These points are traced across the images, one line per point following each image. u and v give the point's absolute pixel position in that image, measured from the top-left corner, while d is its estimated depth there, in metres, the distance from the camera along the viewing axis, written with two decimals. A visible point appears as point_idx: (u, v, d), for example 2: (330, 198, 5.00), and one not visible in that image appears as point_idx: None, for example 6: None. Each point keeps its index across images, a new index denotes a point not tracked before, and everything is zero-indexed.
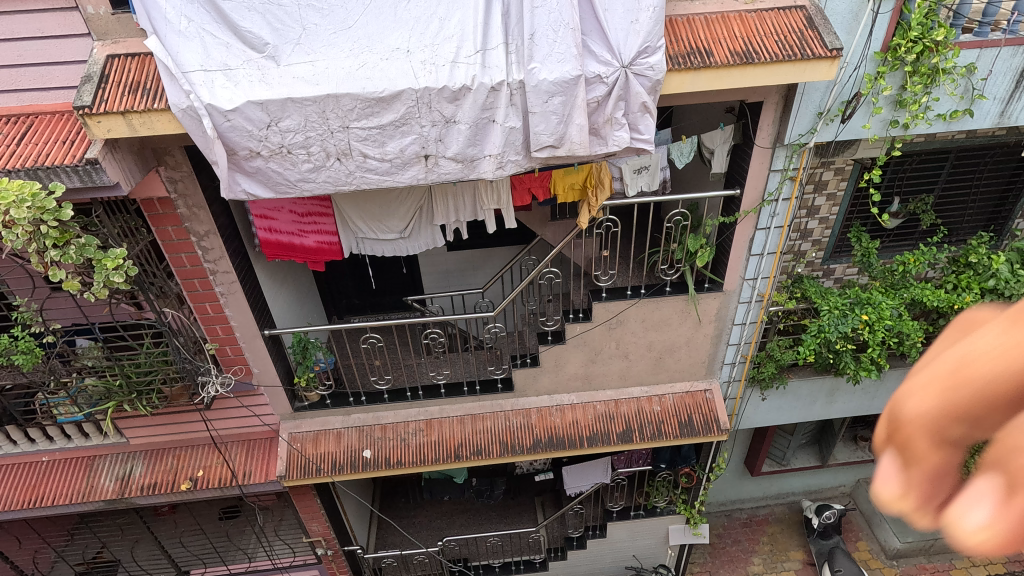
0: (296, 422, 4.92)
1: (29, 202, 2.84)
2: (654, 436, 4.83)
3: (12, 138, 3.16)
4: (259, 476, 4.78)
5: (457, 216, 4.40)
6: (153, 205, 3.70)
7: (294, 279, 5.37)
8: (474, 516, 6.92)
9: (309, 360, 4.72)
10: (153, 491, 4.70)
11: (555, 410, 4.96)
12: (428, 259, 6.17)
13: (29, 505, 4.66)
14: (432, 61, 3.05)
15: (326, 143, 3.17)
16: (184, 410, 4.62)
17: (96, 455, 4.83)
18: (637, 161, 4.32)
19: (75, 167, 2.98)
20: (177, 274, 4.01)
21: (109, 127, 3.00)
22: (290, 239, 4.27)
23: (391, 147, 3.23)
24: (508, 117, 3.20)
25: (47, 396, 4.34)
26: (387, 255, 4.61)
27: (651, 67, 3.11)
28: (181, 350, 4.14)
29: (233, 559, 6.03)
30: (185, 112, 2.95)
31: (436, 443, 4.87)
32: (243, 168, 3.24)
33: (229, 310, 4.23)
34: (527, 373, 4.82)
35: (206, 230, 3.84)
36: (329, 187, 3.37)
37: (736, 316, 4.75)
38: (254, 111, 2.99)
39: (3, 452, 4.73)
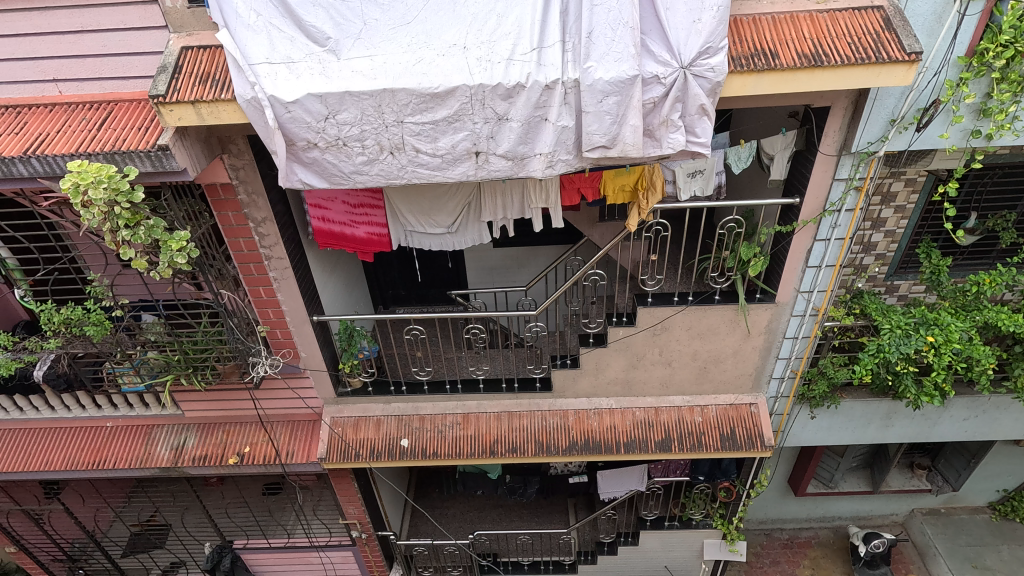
0: (338, 407, 5.06)
1: (105, 183, 3.00)
2: (693, 447, 4.71)
3: (93, 123, 3.37)
4: (300, 456, 4.95)
5: (505, 214, 4.40)
6: (216, 190, 3.87)
7: (345, 267, 5.52)
8: (506, 513, 6.93)
9: (353, 348, 4.83)
10: (204, 463, 4.96)
11: (594, 413, 4.90)
12: (475, 255, 6.22)
13: (93, 467, 4.99)
14: (488, 58, 3.05)
15: (381, 136, 3.23)
16: (234, 388, 4.81)
17: (154, 424, 5.12)
18: (691, 165, 4.20)
19: (148, 152, 3.15)
20: (235, 257, 4.19)
21: (180, 115, 3.16)
22: (342, 229, 4.39)
23: (443, 142, 3.26)
24: (561, 116, 3.17)
25: (113, 366, 4.61)
26: (434, 249, 4.66)
27: (711, 68, 3.01)
28: (235, 331, 4.32)
29: (274, 534, 6.27)
30: (250, 102, 3.07)
31: (472, 438, 4.91)
32: (301, 159, 3.35)
33: (282, 295, 4.39)
34: (566, 375, 4.79)
35: (264, 216, 4.00)
36: (381, 181, 3.44)
37: (788, 330, 4.56)
38: (313, 103, 3.08)
39: (73, 415, 5.07)
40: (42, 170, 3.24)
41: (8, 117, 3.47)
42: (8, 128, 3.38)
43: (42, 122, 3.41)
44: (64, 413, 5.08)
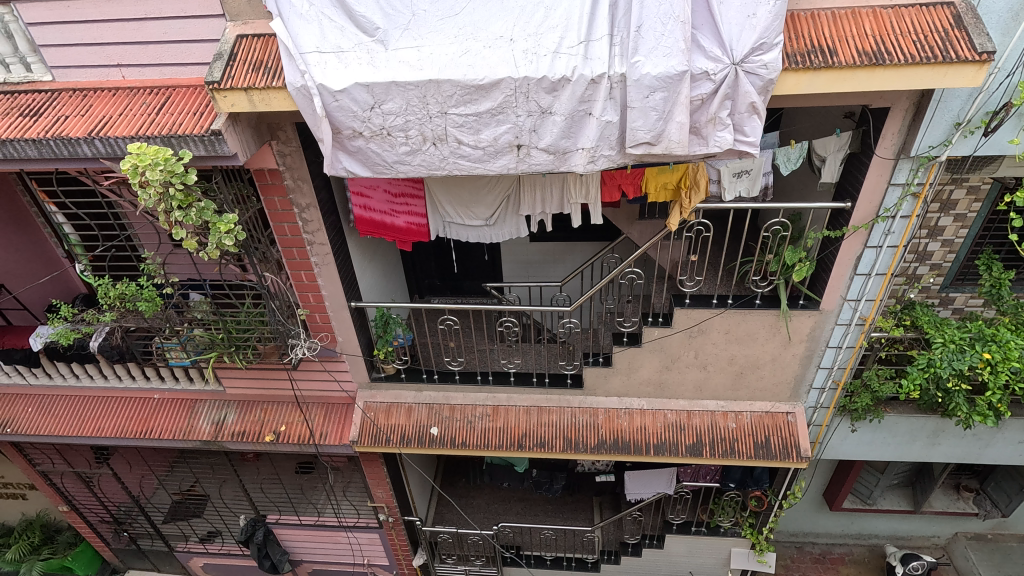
0: (372, 392, 5.16)
1: (162, 165, 3.12)
2: (725, 453, 4.61)
3: (153, 107, 3.51)
4: (334, 438, 5.09)
5: (544, 208, 4.38)
6: (264, 175, 3.98)
7: (383, 256, 5.61)
8: (531, 507, 6.94)
9: (388, 335, 4.93)
10: (242, 439, 5.15)
11: (624, 413, 4.85)
12: (511, 248, 6.22)
13: (140, 436, 5.25)
14: (534, 50, 3.03)
15: (424, 127, 3.26)
16: (274, 368, 4.95)
17: (197, 398, 5.33)
18: (737, 165, 4.08)
19: (202, 137, 3.27)
20: (279, 242, 4.31)
21: (233, 101, 3.26)
22: (382, 218, 4.47)
23: (486, 135, 3.26)
24: (605, 110, 3.12)
25: (162, 340, 4.80)
26: (471, 241, 4.68)
27: (764, 65, 2.92)
28: (276, 313, 4.44)
29: (305, 511, 6.47)
30: (299, 90, 3.14)
31: (501, 430, 4.94)
32: (346, 147, 3.41)
33: (322, 280, 4.50)
34: (598, 373, 4.75)
35: (308, 203, 4.10)
36: (423, 171, 3.47)
37: (832, 338, 4.39)
38: (360, 93, 3.13)
39: (124, 385, 5.33)
40: (104, 151, 3.40)
41: (75, 99, 3.66)
42: (74, 110, 3.56)
43: (106, 105, 3.58)
44: (116, 382, 5.34)
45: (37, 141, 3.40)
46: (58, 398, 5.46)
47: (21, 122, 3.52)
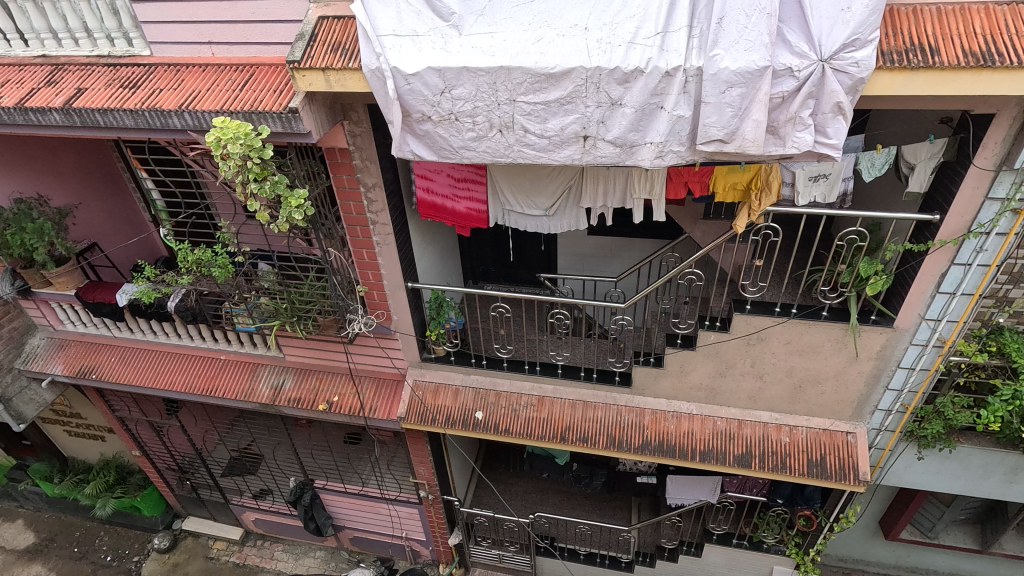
0: (421, 371, 5.29)
1: (242, 139, 3.28)
2: (776, 468, 4.44)
3: (238, 84, 3.69)
4: (382, 412, 5.26)
5: (605, 201, 4.31)
6: (334, 154, 4.11)
7: (441, 239, 5.69)
8: (568, 500, 6.93)
9: (441, 317, 5.05)
10: (298, 405, 5.42)
11: (672, 416, 4.75)
12: (569, 240, 6.17)
13: (207, 393, 5.62)
14: (609, 40, 2.98)
15: (492, 113, 3.26)
16: (331, 340, 5.14)
17: (259, 362, 5.63)
18: (815, 168, 3.86)
19: (280, 114, 3.41)
20: (345, 219, 4.45)
21: (311, 81, 3.38)
22: (443, 202, 4.54)
23: (553, 124, 3.24)
24: (678, 104, 3.03)
25: (231, 306, 5.06)
26: (529, 230, 4.68)
27: (855, 62, 2.74)
28: (337, 288, 4.62)
29: (350, 480, 6.74)
30: (374, 72, 3.21)
31: (545, 421, 4.94)
32: (414, 131, 3.47)
33: (382, 259, 4.63)
34: (647, 374, 4.67)
35: (374, 182, 4.21)
36: (488, 157, 3.48)
37: (904, 359, 4.12)
38: (432, 77, 3.17)
39: (195, 344, 5.67)
40: (192, 124, 3.61)
41: (169, 74, 3.89)
42: (168, 84, 3.79)
43: (195, 80, 3.79)
44: (187, 341, 5.69)
45: (133, 112, 3.64)
46: (137, 351, 5.90)
47: (120, 94, 3.78)
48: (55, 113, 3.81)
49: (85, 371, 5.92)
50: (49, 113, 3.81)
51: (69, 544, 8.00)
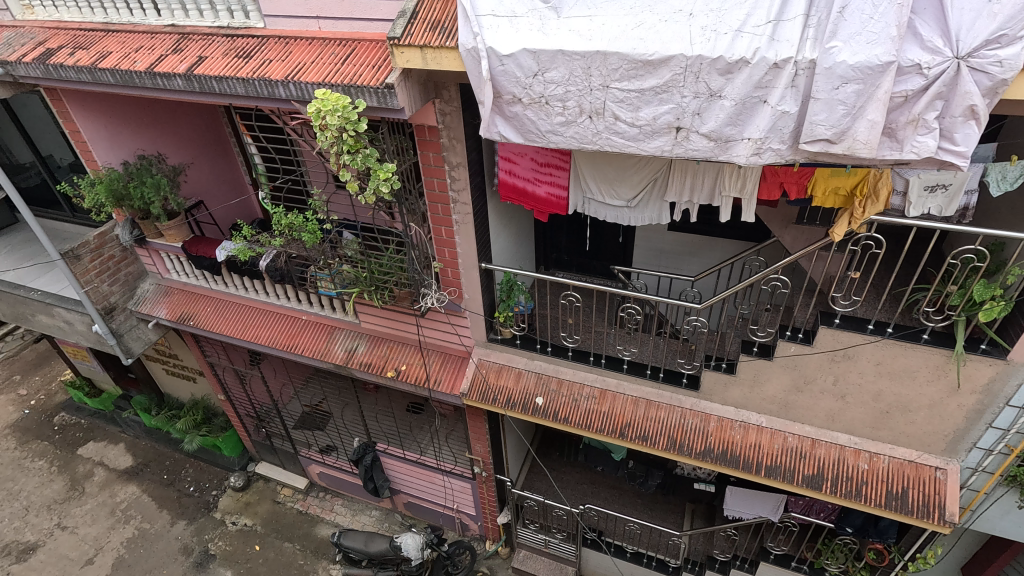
0: (487, 350, 5.37)
1: (340, 112, 3.43)
2: (848, 494, 4.15)
3: (340, 58, 3.84)
4: (446, 386, 5.41)
5: (691, 197, 4.16)
6: (423, 131, 4.19)
7: (518, 223, 5.71)
8: (619, 496, 6.84)
9: (511, 300, 5.07)
10: (368, 369, 5.68)
11: (739, 426, 4.55)
12: (647, 234, 6.01)
13: (289, 349, 6.01)
14: (714, 27, 2.84)
15: (584, 99, 3.21)
16: (404, 312, 5.32)
17: (337, 326, 5.94)
18: (932, 177, 3.51)
19: (377, 89, 3.52)
20: (427, 196, 4.56)
21: (408, 58, 3.45)
22: (525, 185, 4.54)
23: (645, 113, 3.13)
24: (783, 99, 2.84)
25: (315, 270, 5.33)
26: (608, 220, 4.59)
27: (998, 61, 2.45)
28: (414, 262, 4.76)
29: (409, 448, 6.98)
30: (469, 52, 3.22)
31: (605, 414, 4.88)
32: (504, 112, 3.48)
33: (459, 237, 4.71)
34: (717, 380, 4.51)
35: (459, 162, 4.27)
36: (574, 144, 3.43)
37: (1016, 396, 3.71)
38: (526, 59, 3.16)
39: (280, 303, 6.04)
40: (296, 95, 3.81)
41: (278, 46, 4.11)
42: (277, 56, 4.01)
43: (302, 53, 3.99)
44: (273, 300, 6.07)
45: (245, 80, 3.89)
46: (230, 304, 6.38)
47: (235, 63, 4.04)
48: (179, 79, 4.13)
49: (185, 317, 6.48)
50: (173, 78, 4.14)
51: (160, 471, 8.86)
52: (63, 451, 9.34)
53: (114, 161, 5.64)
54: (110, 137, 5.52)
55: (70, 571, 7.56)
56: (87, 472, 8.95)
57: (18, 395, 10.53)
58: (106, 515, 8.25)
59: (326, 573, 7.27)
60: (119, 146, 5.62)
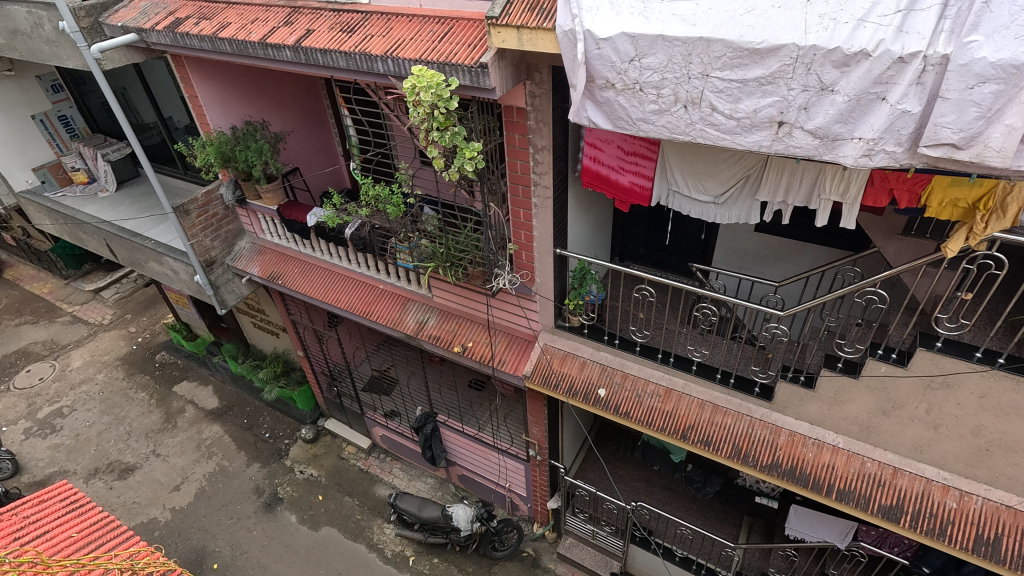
0: (553, 336, 5.38)
1: (434, 88, 3.50)
2: (929, 532, 3.78)
3: (438, 36, 3.92)
4: (510, 366, 5.47)
5: (785, 198, 3.95)
6: (512, 113, 4.20)
7: (597, 211, 5.63)
8: (673, 499, 6.70)
9: (582, 289, 5.05)
10: (436, 342, 5.84)
11: (812, 443, 4.28)
12: (731, 233, 5.75)
13: (365, 315, 6.30)
14: (833, 16, 2.64)
15: (680, 87, 3.09)
16: (476, 290, 5.42)
17: (411, 298, 6.16)
18: None
19: (471, 68, 3.56)
20: (509, 177, 4.58)
21: (504, 38, 3.44)
22: (609, 173, 4.45)
23: (746, 106, 2.97)
24: (905, 97, 2.61)
25: (395, 242, 5.53)
26: (692, 215, 4.45)
27: None
28: (490, 242, 4.84)
29: (468, 423, 7.19)
30: (566, 34, 3.19)
31: (668, 414, 4.76)
32: (595, 98, 3.41)
33: (537, 221, 4.71)
34: (794, 393, 4.32)
35: (544, 145, 4.25)
36: (665, 133, 3.32)
37: None
38: (624, 43, 3.09)
39: (361, 271, 6.33)
40: (393, 70, 3.93)
41: (381, 22, 4.24)
42: (379, 32, 4.14)
43: (402, 29, 4.09)
44: (354, 267, 6.37)
45: (347, 54, 4.05)
46: (316, 268, 6.75)
47: (339, 38, 4.21)
48: (288, 51, 4.37)
49: (274, 276, 6.92)
50: (282, 50, 4.39)
51: (241, 415, 9.62)
52: (162, 387, 10.34)
53: (224, 125, 6.04)
54: (222, 102, 5.93)
55: (161, 494, 8.42)
56: (180, 407, 9.87)
57: (128, 332, 11.73)
58: (193, 449, 9.09)
59: (380, 530, 7.67)
60: (229, 112, 6.02)
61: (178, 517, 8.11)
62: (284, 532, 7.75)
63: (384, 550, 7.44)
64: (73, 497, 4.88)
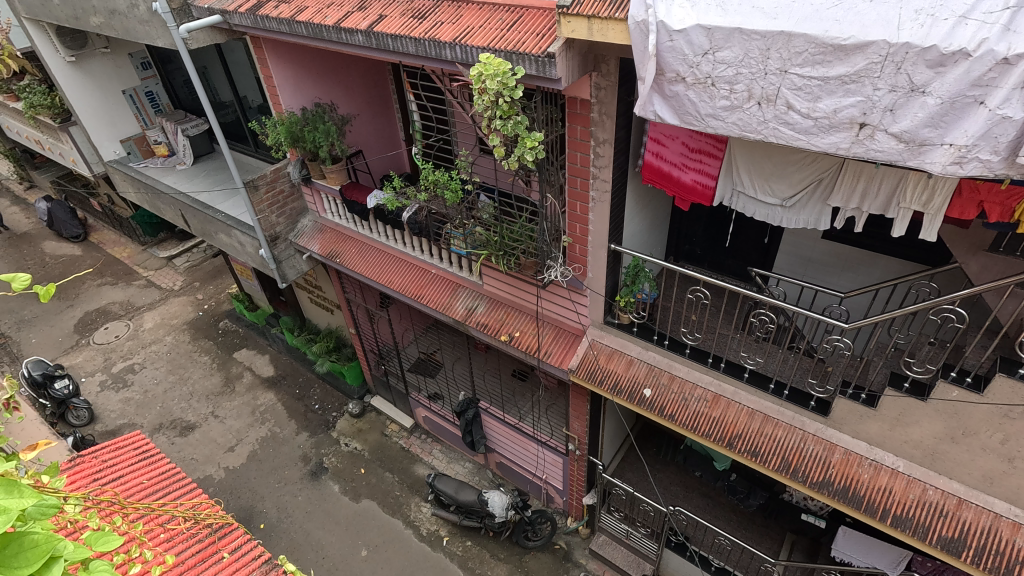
0: (601, 332, 5.34)
1: (500, 77, 3.50)
2: (992, 569, 3.55)
3: (507, 24, 3.91)
4: (555, 359, 5.46)
5: (860, 204, 3.75)
6: (575, 104, 4.16)
7: (655, 209, 5.51)
8: (713, 507, 6.54)
9: (635, 286, 4.98)
10: (484, 329, 5.89)
11: (868, 464, 4.07)
12: (796, 239, 5.51)
13: (416, 298, 6.42)
14: (931, 11, 2.46)
15: (755, 83, 2.98)
16: (527, 280, 5.43)
17: (461, 284, 6.24)
18: None
19: (538, 57, 3.54)
20: (568, 168, 4.54)
21: (574, 28, 3.39)
22: (671, 170, 4.33)
23: (825, 105, 2.83)
24: (1007, 102, 2.41)
25: (451, 228, 5.60)
26: (756, 217, 4.30)
27: None
28: (545, 234, 4.81)
29: (509, 412, 7.23)
30: (638, 25, 3.11)
31: (715, 420, 4.63)
32: (663, 91, 3.32)
33: (593, 215, 4.66)
34: (852, 411, 4.15)
35: (606, 138, 4.19)
36: (735, 131, 3.20)
37: None
38: (698, 36, 2.99)
39: (415, 254, 6.46)
40: (461, 57, 3.96)
41: (451, 9, 4.27)
42: (449, 19, 4.17)
43: (472, 17, 4.11)
44: (409, 250, 6.50)
45: (417, 40, 4.10)
46: (372, 249, 6.94)
47: (410, 24, 4.28)
48: (360, 35, 4.47)
49: (332, 254, 7.15)
50: (355, 34, 4.50)
51: (294, 385, 10.05)
52: (223, 352, 10.93)
53: (295, 106, 6.27)
54: (295, 84, 6.15)
55: (216, 454, 8.94)
56: (239, 373, 10.41)
57: (196, 299, 12.44)
58: (248, 413, 9.58)
59: (417, 509, 7.87)
60: (301, 93, 6.24)
61: (230, 477, 8.59)
62: (326, 500, 8.08)
63: (420, 528, 7.64)
64: (144, 448, 5.26)
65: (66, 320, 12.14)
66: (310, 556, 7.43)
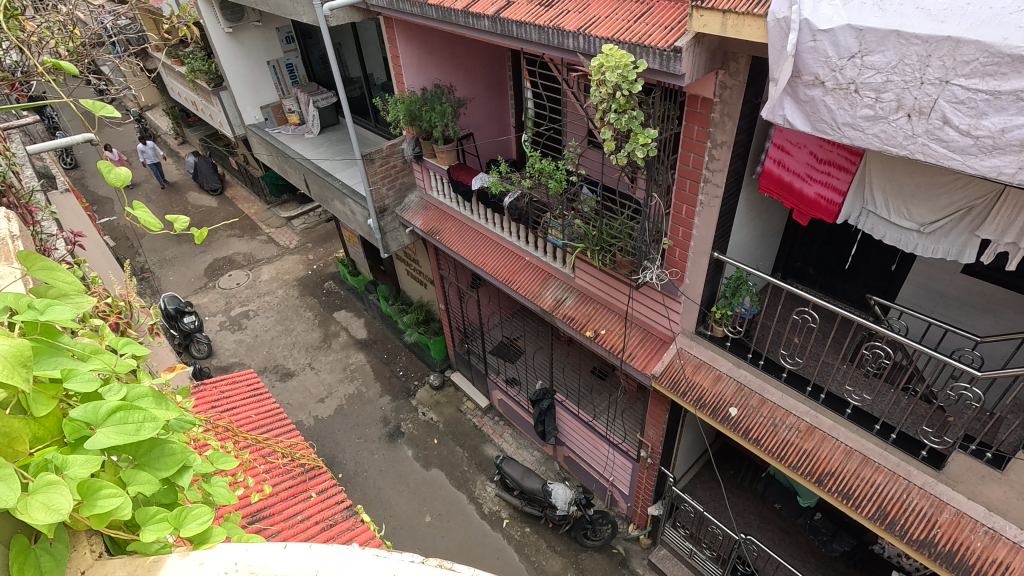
0: (691, 342, 5.15)
1: (620, 69, 3.44)
2: None
3: (634, 16, 3.83)
4: (639, 362, 5.33)
5: (1018, 239, 3.30)
6: (696, 103, 4.00)
7: (768, 220, 5.21)
8: (789, 543, 6.15)
9: (733, 299, 4.68)
10: (569, 322, 5.85)
11: (983, 531, 3.62)
12: (928, 270, 4.95)
13: (506, 283, 6.51)
14: None
15: (907, 93, 2.70)
16: (620, 279, 5.34)
17: (553, 275, 6.27)
18: None
19: (663, 52, 3.43)
20: (679, 169, 4.38)
21: (706, 22, 3.22)
22: (792, 180, 4.05)
23: (989, 123, 2.52)
24: None
25: (550, 218, 5.63)
26: (886, 241, 3.94)
27: None
28: (645, 234, 4.69)
29: (584, 408, 7.19)
30: (778, 22, 2.91)
31: (806, 453, 4.32)
32: (797, 95, 3.10)
33: (699, 220, 4.47)
34: (972, 469, 3.74)
35: (724, 141, 3.98)
36: (875, 144, 2.92)
37: None
38: (847, 37, 2.76)
39: (511, 240, 6.57)
40: (582, 47, 3.93)
41: None
42: (575, 8, 4.16)
43: (599, 6, 4.08)
44: (506, 236, 6.63)
45: (540, 27, 4.12)
46: (471, 231, 7.14)
47: (536, 11, 4.30)
48: (486, 20, 4.56)
49: (432, 231, 7.43)
50: (481, 19, 4.60)
51: (383, 350, 10.63)
52: (325, 311, 11.78)
53: (416, 86, 6.53)
54: (419, 64, 6.41)
55: (308, 403, 9.68)
56: (336, 332, 11.18)
57: (307, 259, 13.48)
58: (340, 370, 10.29)
59: (482, 486, 8.09)
60: (423, 73, 6.48)
61: (318, 425, 9.28)
62: (399, 463, 8.51)
63: (482, 506, 7.84)
64: (255, 385, 5.83)
65: (198, 264, 13.62)
66: (379, 511, 7.89)
